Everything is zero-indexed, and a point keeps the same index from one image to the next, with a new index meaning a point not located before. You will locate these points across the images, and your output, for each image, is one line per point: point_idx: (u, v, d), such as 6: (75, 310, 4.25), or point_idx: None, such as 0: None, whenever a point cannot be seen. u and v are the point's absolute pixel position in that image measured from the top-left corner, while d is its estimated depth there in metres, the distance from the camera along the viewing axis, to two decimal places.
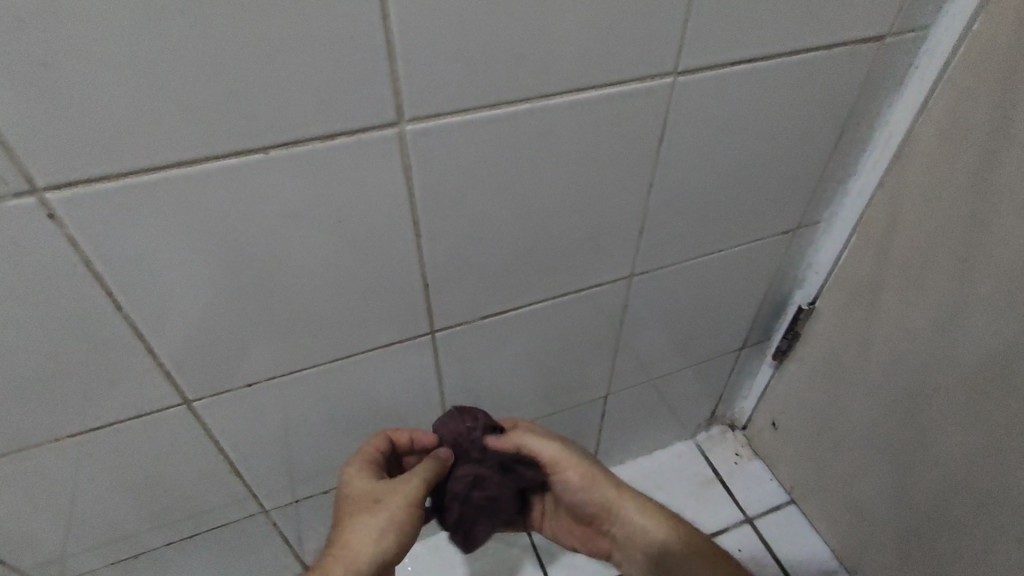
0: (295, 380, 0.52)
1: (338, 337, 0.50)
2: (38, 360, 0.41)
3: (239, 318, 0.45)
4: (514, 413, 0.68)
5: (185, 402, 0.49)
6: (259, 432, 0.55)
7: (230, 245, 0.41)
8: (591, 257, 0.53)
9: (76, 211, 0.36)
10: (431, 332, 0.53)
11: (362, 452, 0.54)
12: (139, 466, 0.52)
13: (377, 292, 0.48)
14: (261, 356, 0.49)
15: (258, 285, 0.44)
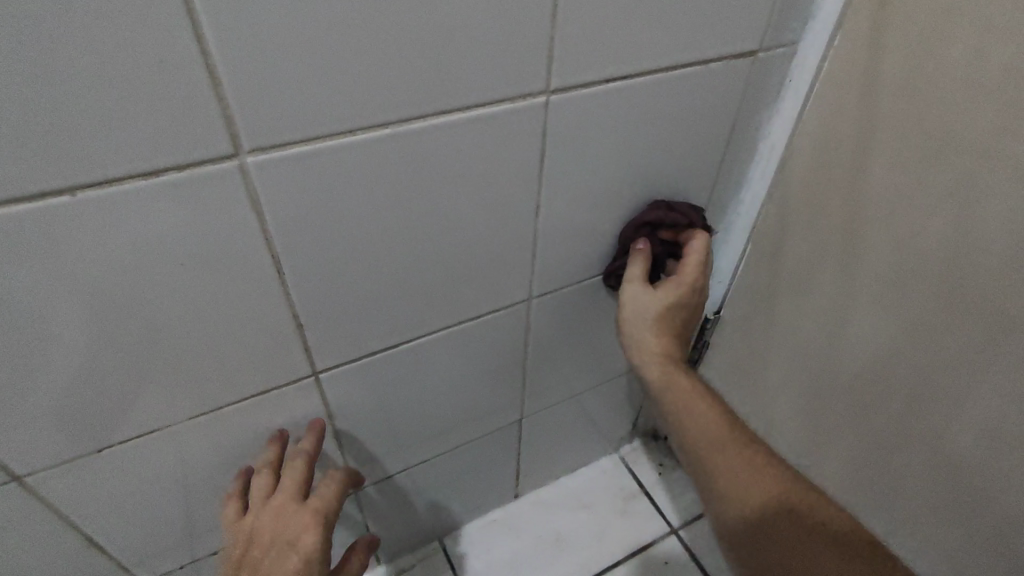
0: (156, 441, 0.46)
1: (203, 389, 0.45)
2: None
3: (69, 380, 0.39)
4: (422, 446, 0.65)
5: (16, 480, 0.42)
6: (121, 499, 0.49)
7: (42, 302, 0.35)
8: (484, 282, 0.51)
9: None
10: (314, 374, 0.49)
11: (326, 508, 0.47)
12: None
13: (242, 338, 0.43)
14: (107, 418, 0.42)
15: (88, 343, 0.38)
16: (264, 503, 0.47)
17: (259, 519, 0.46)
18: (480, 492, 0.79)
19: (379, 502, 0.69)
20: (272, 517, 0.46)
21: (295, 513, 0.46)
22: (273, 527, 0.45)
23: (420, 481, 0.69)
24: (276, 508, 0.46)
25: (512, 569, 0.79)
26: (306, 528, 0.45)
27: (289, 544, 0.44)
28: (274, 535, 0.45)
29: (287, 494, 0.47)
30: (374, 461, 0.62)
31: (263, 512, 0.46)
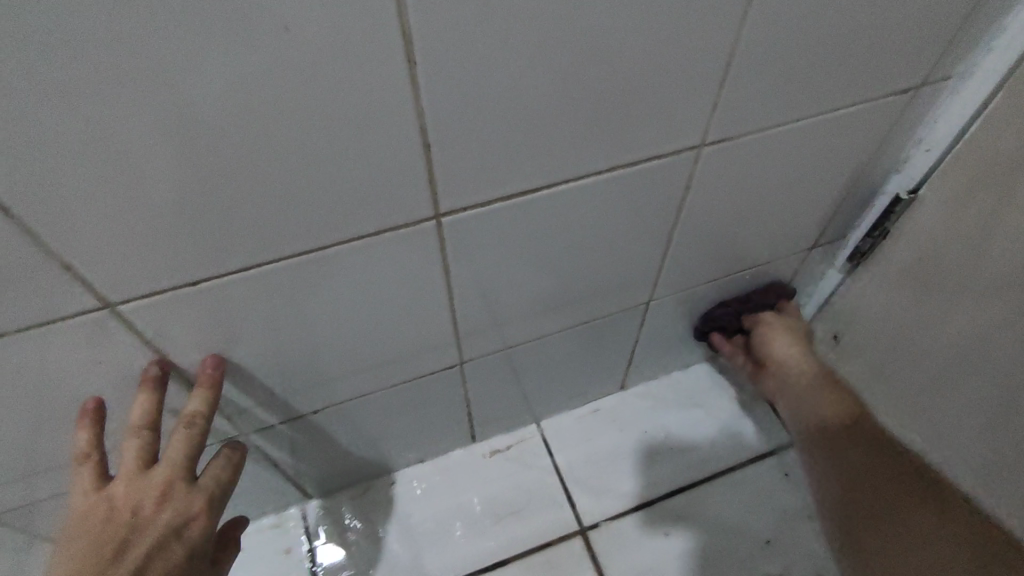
0: (257, 279, 0.40)
1: (311, 221, 0.37)
2: None
3: (146, 189, 0.31)
4: (538, 319, 0.57)
5: (108, 306, 0.37)
6: (221, 341, 0.44)
7: (105, 70, 0.26)
8: (652, 114, 0.39)
9: None
10: (436, 218, 0.40)
11: (220, 496, 0.45)
12: (55, 384, 0.41)
13: (358, 156, 0.34)
14: (202, 246, 0.36)
15: (171, 135, 0.30)
16: (146, 477, 0.42)
17: (137, 495, 0.41)
18: (587, 379, 0.72)
19: (481, 377, 0.63)
20: (158, 495, 0.41)
21: (186, 496, 0.43)
22: (158, 510, 0.41)
23: (529, 359, 0.63)
24: (160, 488, 0.42)
25: (614, 461, 0.73)
26: (200, 517, 0.42)
27: (177, 530, 0.41)
28: (161, 519, 0.41)
29: (176, 472, 0.43)
30: (487, 332, 0.55)
31: (142, 489, 0.41)
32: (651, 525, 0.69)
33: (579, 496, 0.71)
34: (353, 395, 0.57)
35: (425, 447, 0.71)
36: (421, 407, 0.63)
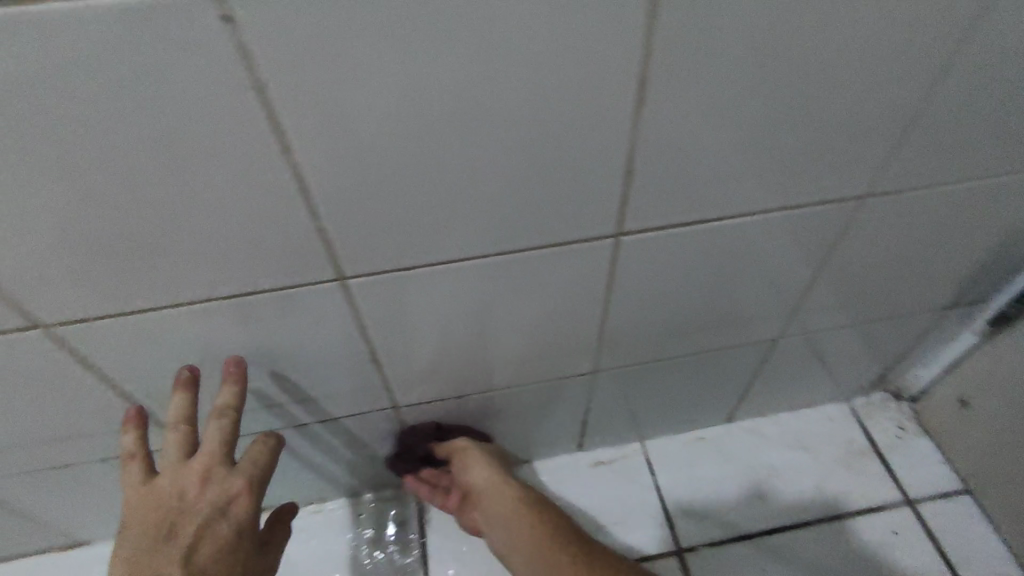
0: (461, 271, 0.44)
1: (523, 225, 0.41)
2: (202, 211, 0.35)
3: (388, 194, 0.37)
4: (672, 339, 0.60)
5: (340, 278, 0.42)
6: (412, 323, 0.48)
7: (420, 82, 0.31)
8: (831, 161, 0.42)
9: (255, 10, 0.27)
10: (617, 235, 0.44)
11: (258, 477, 0.47)
12: (257, 348, 0.48)
13: (577, 175, 0.38)
14: (431, 237, 0.40)
15: (449, 138, 0.34)
16: (184, 466, 0.45)
17: (180, 481, 0.45)
18: (699, 405, 0.74)
19: (596, 390, 0.66)
20: (198, 480, 0.44)
21: (225, 479, 0.45)
22: (200, 493, 0.44)
23: (654, 376, 0.66)
24: (200, 474, 0.45)
25: (716, 491, 0.75)
26: (239, 497, 0.45)
27: (219, 510, 0.44)
28: (200, 504, 0.44)
29: (214, 457, 0.46)
30: (624, 344, 0.59)
31: (185, 475, 0.45)
32: (749, 559, 0.70)
33: (679, 518, 0.73)
34: (494, 390, 0.61)
35: (536, 448, 0.75)
36: (545, 408, 0.67)
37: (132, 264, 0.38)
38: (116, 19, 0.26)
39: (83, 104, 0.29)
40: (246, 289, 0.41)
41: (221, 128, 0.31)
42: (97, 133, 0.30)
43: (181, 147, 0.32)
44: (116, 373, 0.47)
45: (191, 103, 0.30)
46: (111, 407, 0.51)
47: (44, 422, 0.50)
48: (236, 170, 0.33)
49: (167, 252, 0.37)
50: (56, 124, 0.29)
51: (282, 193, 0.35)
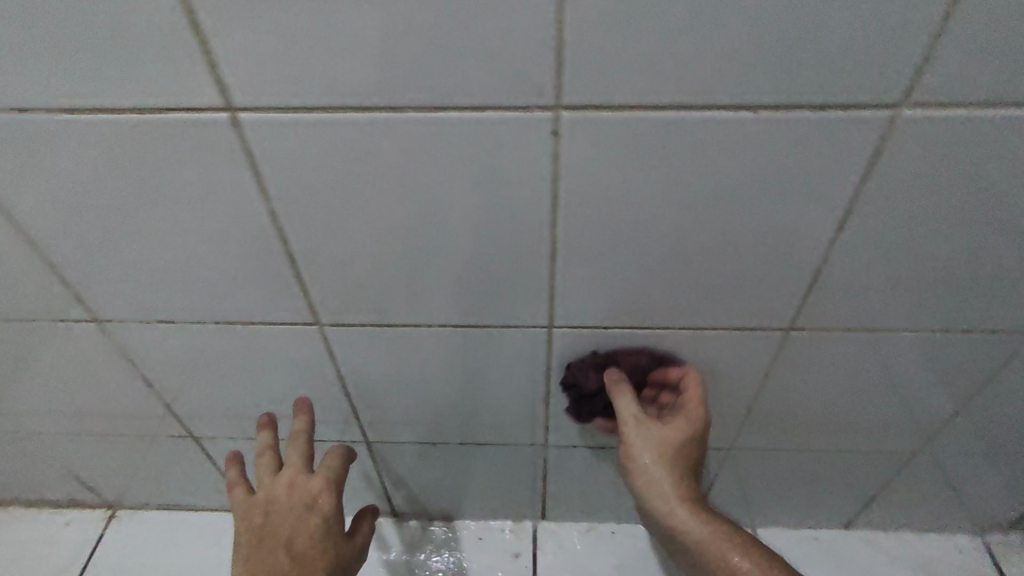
0: (648, 336, 0.53)
1: (710, 307, 0.50)
2: (473, 258, 0.46)
3: (616, 266, 0.46)
4: (811, 433, 0.64)
5: (550, 326, 0.52)
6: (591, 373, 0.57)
7: (670, 189, 0.41)
8: (997, 296, 0.48)
9: (575, 131, 0.38)
10: (787, 329, 0.52)
11: (336, 477, 0.57)
12: (459, 372, 0.58)
13: (768, 274, 0.47)
14: (634, 305, 0.50)
15: (677, 231, 0.44)
16: (272, 480, 0.56)
17: (272, 491, 0.56)
18: (820, 506, 0.76)
19: (724, 467, 0.71)
20: (285, 489, 0.55)
21: (306, 483, 0.56)
22: (290, 496, 0.55)
23: (783, 466, 0.70)
24: (285, 483, 0.56)
25: None
26: (323, 496, 0.55)
27: (308, 508, 0.55)
28: (290, 506, 0.55)
29: (296, 468, 0.57)
30: (764, 428, 0.64)
31: (275, 485, 0.56)
32: None
33: None
34: None
35: None
36: None
37: (406, 290, 0.49)
38: (486, 126, 0.38)
39: (435, 177, 0.41)
40: (476, 323, 0.52)
41: (517, 203, 0.42)
42: (433, 196, 0.42)
43: (482, 213, 0.43)
44: (348, 372, 0.59)
45: (505, 184, 0.41)
46: (330, 396, 0.63)
47: (280, 396, 0.63)
48: (511, 233, 0.45)
49: (435, 285, 0.49)
50: (412, 188, 0.42)
51: (537, 254, 0.46)
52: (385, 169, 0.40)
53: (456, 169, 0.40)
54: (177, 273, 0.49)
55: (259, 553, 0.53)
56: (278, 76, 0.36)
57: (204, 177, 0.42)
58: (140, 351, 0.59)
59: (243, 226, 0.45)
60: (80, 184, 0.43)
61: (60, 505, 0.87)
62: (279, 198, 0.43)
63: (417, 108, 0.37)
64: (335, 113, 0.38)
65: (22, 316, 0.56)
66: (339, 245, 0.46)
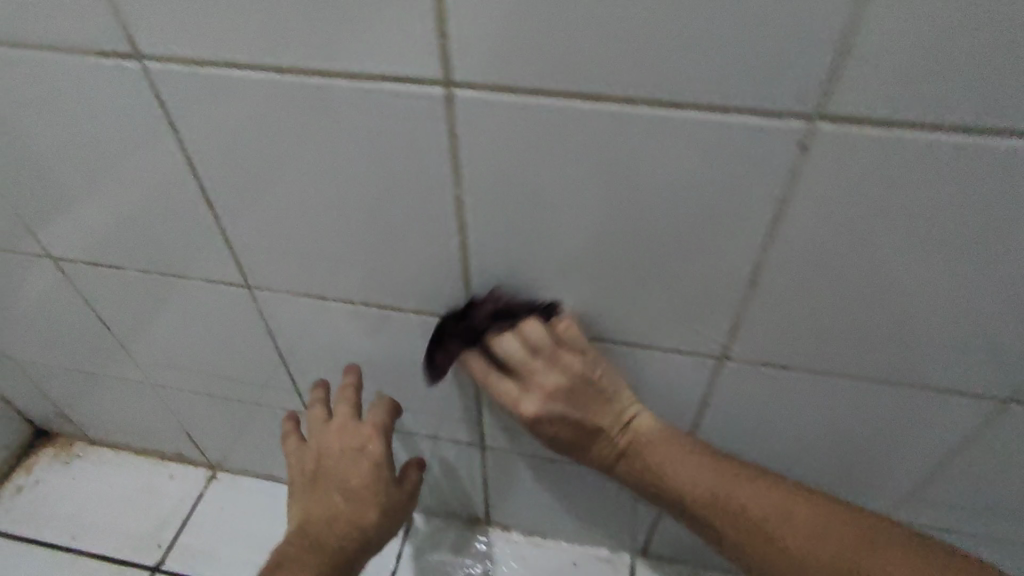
0: (830, 379, 0.48)
1: (916, 358, 0.44)
2: (661, 272, 0.43)
3: (816, 300, 0.42)
4: (983, 512, 0.57)
5: (723, 353, 0.48)
6: (750, 409, 0.53)
7: (916, 225, 0.36)
8: None
9: (826, 147, 0.34)
10: (999, 395, 0.45)
11: (382, 424, 0.58)
12: None
13: (999, 330, 0.41)
14: (826, 343, 0.45)
15: (906, 272, 0.39)
16: (322, 426, 0.59)
17: (325, 440, 0.58)
18: None
19: None
20: (334, 435, 0.57)
21: (357, 430, 0.58)
22: (341, 446, 0.57)
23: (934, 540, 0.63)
24: (337, 433, 0.58)
25: None
26: (369, 442, 0.57)
27: (359, 453, 0.57)
28: (339, 450, 0.57)
29: (346, 417, 0.58)
30: (929, 497, 0.57)
31: (326, 435, 0.58)
32: None
33: None
34: None
35: None
36: None
37: (573, 296, 0.47)
38: (724, 131, 0.34)
39: (648, 180, 0.38)
40: (637, 339, 0.49)
41: (727, 219, 0.39)
42: (638, 200, 0.39)
43: (688, 224, 0.40)
44: None
45: (722, 197, 0.37)
46: (460, 394, 0.61)
47: (408, 387, 0.62)
48: (709, 251, 0.41)
49: (606, 294, 0.46)
50: (618, 189, 0.39)
51: (730, 276, 0.42)
52: (595, 165, 0.38)
53: (673, 174, 0.37)
54: (339, 250, 0.48)
55: (315, 493, 0.56)
56: (512, 54, 0.33)
57: (399, 154, 0.40)
58: (279, 322, 0.59)
59: (422, 211, 0.43)
60: (268, 149, 0.42)
61: (168, 458, 0.91)
62: (469, 185, 0.40)
63: (654, 103, 0.34)
64: (562, 100, 0.35)
65: (178, 275, 0.56)
66: (518, 240, 0.43)
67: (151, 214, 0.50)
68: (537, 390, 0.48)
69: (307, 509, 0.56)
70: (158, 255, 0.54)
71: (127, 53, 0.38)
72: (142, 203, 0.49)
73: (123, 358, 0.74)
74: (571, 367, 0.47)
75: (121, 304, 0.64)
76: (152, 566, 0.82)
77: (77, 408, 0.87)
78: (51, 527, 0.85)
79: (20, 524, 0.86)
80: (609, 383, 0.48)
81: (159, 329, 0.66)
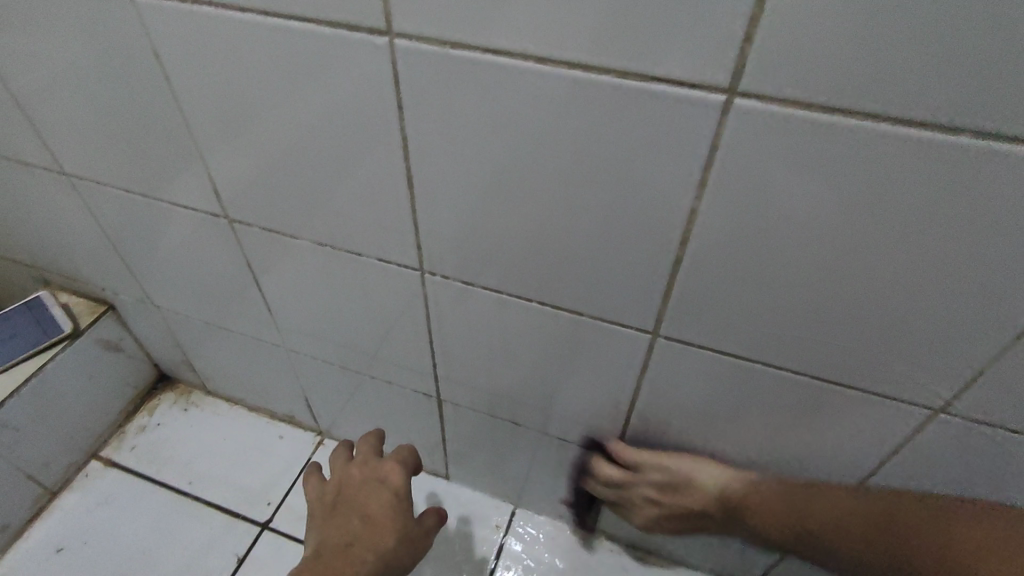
0: None
1: None
2: (898, 318, 0.40)
3: None
4: None
5: (937, 409, 0.44)
6: (938, 467, 0.49)
7: None
8: None
9: None
10: None
11: (403, 458, 0.62)
12: (777, 422, 0.52)
13: None
14: None
15: None
16: (345, 464, 0.63)
17: (345, 474, 0.62)
18: None
19: None
20: (357, 467, 0.62)
21: (378, 464, 0.62)
22: (361, 478, 0.61)
23: None
24: (357, 468, 0.62)
25: None
26: (393, 473, 0.61)
27: (380, 483, 0.60)
28: (360, 481, 0.60)
29: (367, 453, 0.63)
30: None
31: (348, 470, 0.62)
32: None
33: None
34: None
35: None
36: None
37: (783, 330, 0.44)
38: None
39: (926, 218, 0.34)
40: (838, 380, 0.46)
41: (1007, 274, 0.35)
42: (905, 238, 0.36)
43: (957, 273, 0.36)
44: (649, 391, 0.55)
45: (1014, 246, 0.34)
46: (609, 407, 0.59)
47: (556, 392, 0.61)
48: (968, 305, 0.37)
49: (821, 333, 0.43)
50: (885, 225, 0.35)
51: (985, 330, 0.38)
52: (869, 197, 0.34)
53: (961, 217, 0.34)
54: (536, 249, 0.46)
55: (334, 518, 0.57)
56: (824, 68, 0.30)
57: (643, 160, 0.37)
58: (440, 311, 0.58)
59: (643, 226, 0.41)
60: (498, 141, 0.41)
61: (278, 419, 0.96)
62: (711, 202, 0.38)
63: (974, 135, 0.30)
64: (863, 121, 0.32)
65: (353, 251, 0.57)
66: (740, 269, 0.41)
67: (347, 190, 0.51)
68: (642, 501, 0.64)
69: (326, 533, 0.56)
70: (342, 229, 0.55)
71: (384, 29, 0.38)
72: (342, 176, 0.50)
73: (263, 321, 0.76)
74: (648, 476, 0.61)
75: (280, 271, 0.65)
76: (261, 522, 0.85)
77: (204, 359, 0.91)
78: (171, 471, 0.91)
79: (144, 465, 0.92)
80: (686, 476, 0.58)
81: (310, 299, 0.67)
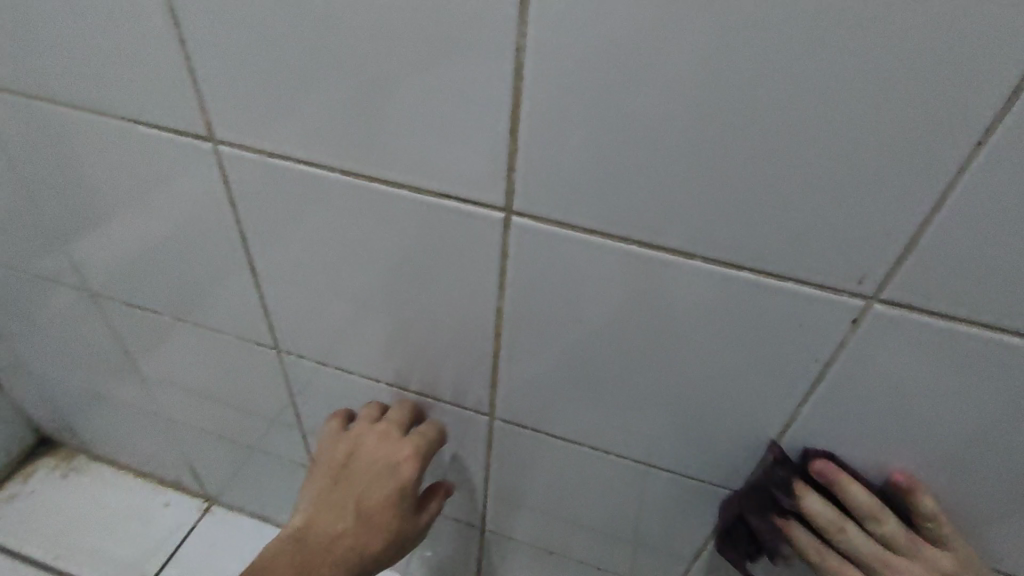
0: None
1: None
2: (687, 409, 0.43)
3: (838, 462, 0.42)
4: None
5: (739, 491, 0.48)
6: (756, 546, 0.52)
7: (947, 409, 0.37)
8: None
9: (872, 327, 0.35)
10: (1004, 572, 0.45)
11: (424, 449, 0.50)
12: (612, 501, 0.54)
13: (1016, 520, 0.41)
14: None
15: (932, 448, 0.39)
16: (364, 426, 0.52)
17: (358, 440, 0.51)
18: None
19: None
20: (375, 438, 0.51)
21: (396, 443, 0.50)
22: (370, 460, 0.50)
23: None
24: (378, 435, 0.51)
25: None
26: (405, 463, 0.50)
27: (390, 471, 0.50)
28: (369, 461, 0.50)
29: (393, 422, 0.51)
30: None
31: (366, 433, 0.51)
32: None
33: None
34: None
35: None
36: None
37: (596, 416, 0.47)
38: (774, 293, 0.35)
39: (688, 323, 0.38)
40: (653, 463, 0.49)
41: (762, 372, 0.39)
42: (678, 341, 0.39)
43: (723, 370, 0.40)
44: (497, 468, 0.57)
45: (760, 349, 0.38)
46: (466, 482, 0.61)
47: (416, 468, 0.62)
48: (739, 398, 0.41)
49: (629, 419, 0.46)
50: (656, 328, 0.39)
51: (759, 420, 0.42)
52: (640, 304, 0.38)
53: (714, 324, 0.38)
54: (372, 334, 0.48)
55: (327, 496, 0.51)
56: (578, 194, 0.34)
57: (448, 262, 0.40)
58: (300, 387, 0.59)
59: (459, 320, 0.44)
60: (321, 237, 0.43)
61: (163, 485, 0.92)
62: (510, 302, 0.41)
63: (704, 258, 0.35)
64: (617, 242, 0.36)
65: (213, 328, 0.58)
66: (549, 361, 0.44)
67: (198, 272, 0.52)
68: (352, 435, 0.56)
69: (314, 514, 0.50)
70: (200, 308, 0.56)
71: (206, 135, 0.40)
72: (192, 258, 0.51)
73: (138, 389, 0.74)
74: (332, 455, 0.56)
75: (149, 342, 0.65)
76: None
77: (85, 425, 0.88)
78: (39, 543, 0.86)
79: (10, 536, 0.87)
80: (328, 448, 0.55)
81: (181, 370, 0.67)
